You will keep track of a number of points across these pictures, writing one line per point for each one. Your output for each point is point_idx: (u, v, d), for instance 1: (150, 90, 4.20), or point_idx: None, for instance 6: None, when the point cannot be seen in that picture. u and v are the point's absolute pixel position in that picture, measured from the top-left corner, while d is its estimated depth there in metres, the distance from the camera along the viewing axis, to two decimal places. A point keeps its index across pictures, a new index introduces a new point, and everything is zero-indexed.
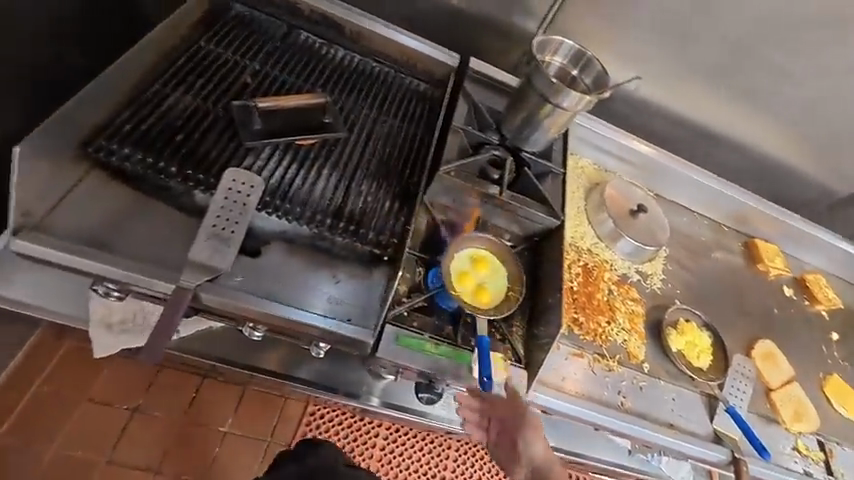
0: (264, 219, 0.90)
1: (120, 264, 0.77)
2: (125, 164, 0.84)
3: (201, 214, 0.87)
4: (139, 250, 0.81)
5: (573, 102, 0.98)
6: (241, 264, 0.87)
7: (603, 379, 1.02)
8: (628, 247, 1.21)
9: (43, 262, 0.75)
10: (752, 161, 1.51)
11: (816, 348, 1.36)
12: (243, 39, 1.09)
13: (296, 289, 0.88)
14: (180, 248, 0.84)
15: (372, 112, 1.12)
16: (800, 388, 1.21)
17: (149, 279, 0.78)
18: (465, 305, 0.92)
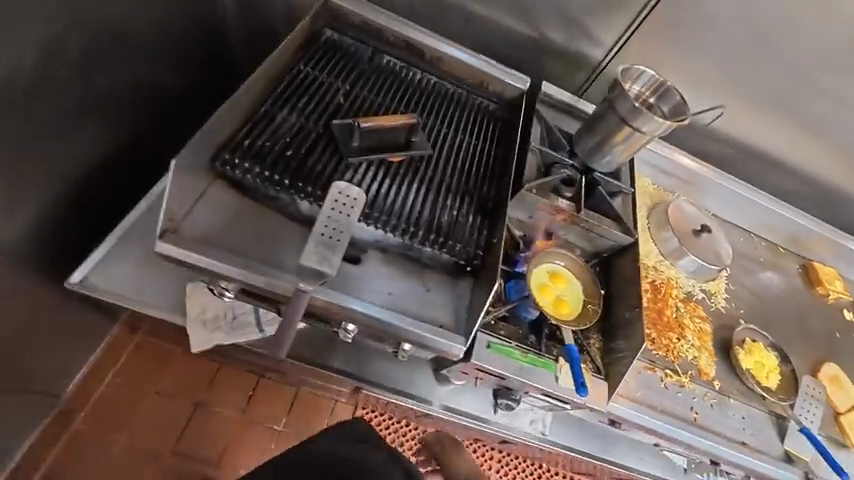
0: (362, 229, 0.97)
1: (246, 267, 0.87)
2: (244, 175, 0.92)
3: (309, 224, 0.95)
4: (259, 254, 0.90)
5: (652, 127, 1.01)
6: (343, 269, 0.95)
7: (675, 394, 1.04)
8: (692, 265, 1.25)
9: (184, 263, 0.85)
10: (813, 186, 1.50)
11: None
12: (336, 63, 1.19)
13: (393, 295, 0.95)
14: (293, 253, 0.92)
15: (450, 131, 1.19)
16: None
17: (271, 281, 0.87)
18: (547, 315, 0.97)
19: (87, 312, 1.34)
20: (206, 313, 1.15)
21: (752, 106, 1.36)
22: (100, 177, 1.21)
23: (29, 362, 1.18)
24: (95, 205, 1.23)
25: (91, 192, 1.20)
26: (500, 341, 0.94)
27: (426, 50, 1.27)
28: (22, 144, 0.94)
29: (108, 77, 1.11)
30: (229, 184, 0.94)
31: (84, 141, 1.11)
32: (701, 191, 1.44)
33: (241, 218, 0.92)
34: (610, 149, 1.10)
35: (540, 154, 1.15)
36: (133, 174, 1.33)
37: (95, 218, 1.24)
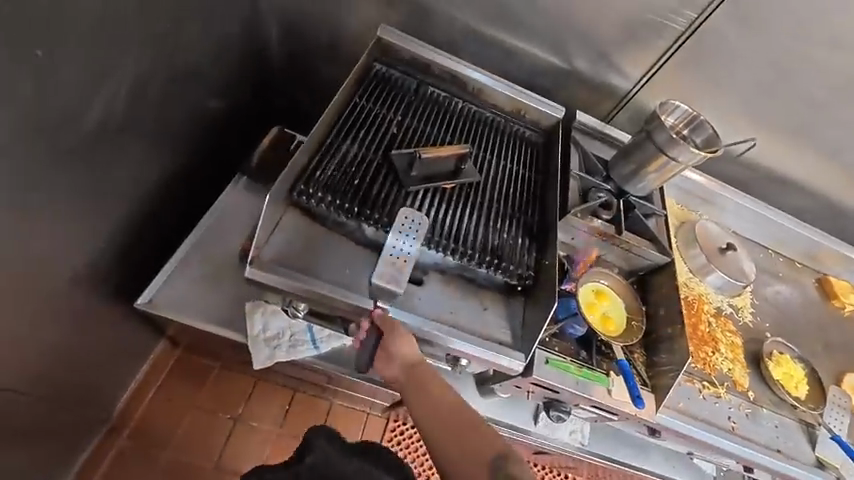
0: (423, 252, 1.05)
1: (326, 290, 0.95)
2: (317, 204, 1.00)
3: (375, 248, 1.03)
4: (335, 277, 0.98)
5: (688, 157, 1.10)
6: (408, 290, 1.02)
7: (714, 405, 1.11)
8: (719, 281, 1.32)
9: (270, 287, 0.94)
10: (824, 204, 1.60)
11: None
12: (386, 95, 1.27)
13: (454, 313, 1.03)
14: (363, 276, 1.00)
15: (494, 158, 1.27)
16: None
17: (348, 302, 0.95)
18: (596, 332, 1.04)
19: (143, 329, 1.40)
20: (266, 333, 1.21)
21: (768, 132, 1.46)
22: (164, 201, 1.29)
23: (95, 378, 1.24)
24: (157, 227, 1.30)
25: (156, 216, 1.27)
26: (555, 356, 1.01)
27: (468, 81, 1.36)
28: (109, 176, 1.01)
29: (178, 110, 1.19)
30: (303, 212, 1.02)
31: (155, 169, 1.19)
32: (723, 210, 1.53)
33: (315, 243, 1.00)
34: (645, 176, 1.18)
35: (579, 179, 1.24)
36: (187, 196, 1.40)
37: (157, 240, 1.31)
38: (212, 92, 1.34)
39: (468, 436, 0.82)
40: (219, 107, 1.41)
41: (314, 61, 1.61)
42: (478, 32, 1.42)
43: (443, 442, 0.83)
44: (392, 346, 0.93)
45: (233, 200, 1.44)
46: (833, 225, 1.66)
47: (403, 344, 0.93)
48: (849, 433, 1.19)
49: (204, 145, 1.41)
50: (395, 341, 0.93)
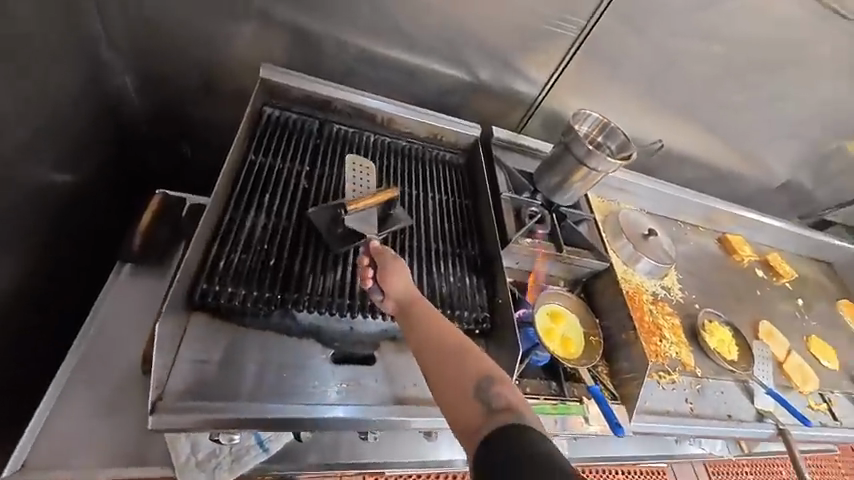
0: (365, 322, 0.93)
1: (264, 411, 0.78)
2: (229, 301, 0.83)
3: (313, 334, 0.90)
4: (272, 389, 0.82)
5: (606, 166, 1.11)
6: (361, 371, 0.90)
7: (671, 392, 1.17)
8: (649, 267, 1.39)
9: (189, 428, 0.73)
10: (711, 171, 1.79)
11: (793, 316, 1.64)
12: (287, 143, 1.11)
13: (418, 385, 0.92)
14: (305, 375, 0.86)
15: (420, 192, 1.18)
16: (799, 356, 1.45)
17: (296, 418, 0.79)
18: (561, 360, 1.01)
19: None
20: (198, 456, 0.97)
21: (658, 117, 1.58)
22: (15, 323, 0.98)
23: None
24: (16, 358, 0.99)
25: (7, 345, 0.96)
26: (528, 399, 0.96)
27: (374, 111, 1.23)
28: None
29: (8, 207, 0.90)
30: (214, 313, 0.84)
31: None
32: (637, 196, 1.62)
33: (236, 352, 0.83)
34: (571, 187, 1.18)
35: (511, 200, 1.21)
36: (51, 304, 1.09)
37: (17, 374, 1.00)
38: (57, 169, 1.05)
39: (461, 358, 0.70)
40: (71, 183, 1.11)
41: (186, 105, 1.35)
42: (374, 54, 1.30)
43: (431, 366, 0.71)
44: (384, 274, 0.84)
45: (116, 294, 1.16)
46: (720, 188, 1.87)
47: (394, 274, 0.83)
48: (774, 378, 1.34)
49: (60, 235, 1.10)
50: (388, 269, 0.85)
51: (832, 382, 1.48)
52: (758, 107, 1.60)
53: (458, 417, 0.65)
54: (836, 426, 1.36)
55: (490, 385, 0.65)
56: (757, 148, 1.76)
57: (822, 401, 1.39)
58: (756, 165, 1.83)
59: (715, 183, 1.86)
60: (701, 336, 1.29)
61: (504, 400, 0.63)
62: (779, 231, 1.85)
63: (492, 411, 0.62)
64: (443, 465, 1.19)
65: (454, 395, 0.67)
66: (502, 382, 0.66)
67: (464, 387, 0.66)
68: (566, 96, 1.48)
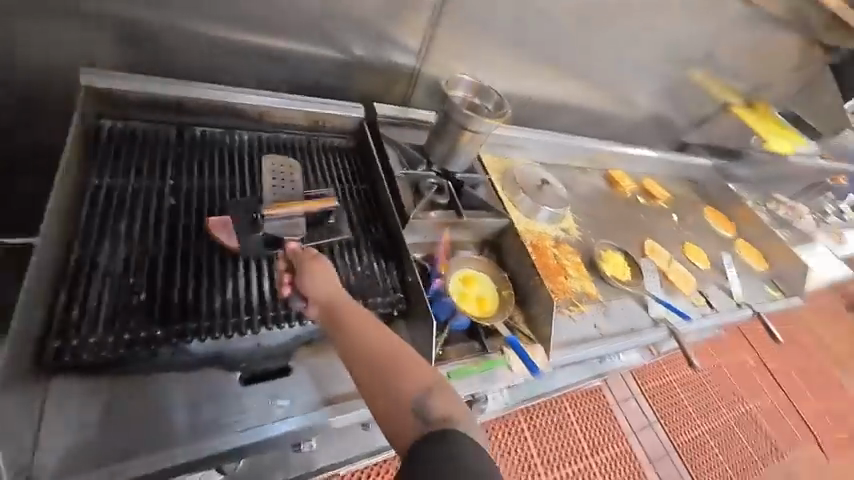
0: (272, 334, 0.87)
1: (169, 457, 0.71)
2: (99, 352, 0.71)
3: (215, 361, 0.82)
4: (179, 430, 0.74)
5: (485, 127, 1.14)
6: (278, 384, 0.85)
7: (581, 321, 1.29)
8: (547, 214, 1.49)
9: None
10: (587, 116, 1.95)
11: (670, 230, 1.89)
12: (141, 158, 0.97)
13: (345, 381, 0.90)
14: (216, 406, 0.79)
15: (310, 184, 1.12)
16: (677, 263, 1.69)
17: (213, 451, 0.74)
18: (478, 319, 1.06)
19: None
20: None
21: (531, 72, 1.66)
22: None
23: None
24: None
25: None
26: (454, 364, 1.00)
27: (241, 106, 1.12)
28: None
29: None
30: (82, 370, 0.72)
31: None
32: (529, 149, 1.72)
33: (124, 404, 0.73)
34: (460, 150, 1.20)
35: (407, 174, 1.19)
36: None
37: None
38: None
39: (397, 366, 0.69)
40: None
41: None
42: (230, 42, 1.16)
43: (366, 374, 0.69)
44: (308, 279, 0.79)
45: None
46: (597, 129, 2.05)
47: (318, 277, 0.79)
48: (661, 287, 1.54)
49: None
50: (314, 274, 0.79)
51: (705, 277, 1.76)
52: (614, 50, 1.75)
53: (391, 425, 0.65)
54: (712, 313, 1.62)
55: (425, 395, 0.66)
56: (620, 88, 1.94)
57: (701, 296, 1.64)
58: (623, 104, 2.03)
59: (593, 126, 2.03)
60: (599, 266, 1.43)
61: (437, 409, 0.65)
62: (650, 160, 2.10)
63: (426, 421, 0.64)
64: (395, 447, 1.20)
65: (387, 403, 0.66)
66: (436, 390, 0.67)
67: (398, 397, 0.66)
68: (445, 63, 1.48)
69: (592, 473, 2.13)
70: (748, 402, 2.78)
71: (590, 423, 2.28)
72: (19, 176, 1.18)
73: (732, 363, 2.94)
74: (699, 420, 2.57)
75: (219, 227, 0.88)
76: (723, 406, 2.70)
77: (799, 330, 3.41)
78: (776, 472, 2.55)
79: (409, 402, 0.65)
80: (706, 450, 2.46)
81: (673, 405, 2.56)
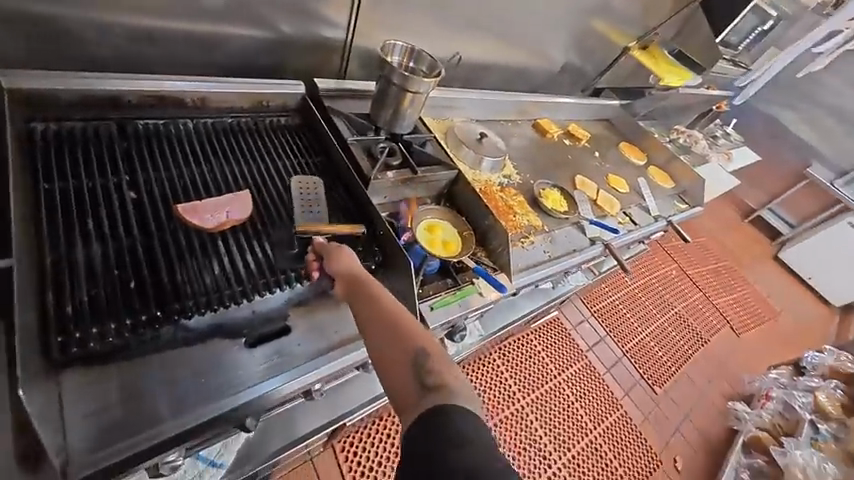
0: (266, 300, 0.94)
1: (200, 417, 0.79)
2: (104, 340, 0.74)
3: (216, 333, 0.88)
4: (197, 397, 0.81)
5: (424, 86, 1.23)
6: (281, 344, 0.93)
7: (533, 250, 1.49)
8: (490, 163, 1.65)
9: (117, 473, 0.69)
10: (510, 72, 2.12)
11: (594, 165, 2.16)
12: (87, 158, 0.95)
13: (340, 331, 1.00)
14: (227, 372, 0.86)
15: (268, 163, 1.16)
16: (604, 191, 1.95)
17: (232, 409, 0.82)
18: (447, 259, 1.20)
19: None
20: None
21: (454, 35, 1.77)
22: None
23: None
24: None
25: None
26: (432, 299, 1.13)
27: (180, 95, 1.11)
28: None
29: None
30: (89, 360, 0.74)
31: None
32: (463, 109, 1.84)
33: (140, 384, 0.77)
34: (404, 113, 1.28)
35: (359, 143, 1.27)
36: None
37: None
38: None
39: (405, 335, 0.73)
40: None
41: None
42: (152, 31, 1.13)
43: (379, 340, 0.74)
44: (334, 262, 0.88)
45: None
46: (521, 83, 2.23)
47: (340, 260, 0.88)
48: (593, 212, 1.79)
49: None
50: (339, 259, 0.88)
51: (627, 201, 2.05)
52: (525, 6, 1.90)
53: (395, 389, 0.68)
54: (636, 228, 1.91)
55: (430, 365, 0.68)
56: (536, 43, 2.12)
57: (626, 216, 1.93)
58: (540, 57, 2.22)
59: (517, 81, 2.21)
60: (540, 202, 1.63)
61: (440, 381, 0.66)
62: (571, 106, 2.33)
63: (427, 389, 0.65)
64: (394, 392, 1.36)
65: (396, 368, 0.70)
66: (441, 363, 0.69)
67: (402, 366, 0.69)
68: (374, 33, 1.54)
69: (561, 388, 2.44)
70: (675, 306, 3.29)
71: (553, 348, 2.58)
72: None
73: (659, 276, 3.43)
74: (640, 328, 3.00)
75: (190, 211, 0.93)
76: (657, 313, 3.17)
77: (707, 240, 4.01)
78: (703, 356, 3.08)
79: (414, 369, 0.68)
80: (649, 350, 2.90)
81: (618, 320, 2.96)
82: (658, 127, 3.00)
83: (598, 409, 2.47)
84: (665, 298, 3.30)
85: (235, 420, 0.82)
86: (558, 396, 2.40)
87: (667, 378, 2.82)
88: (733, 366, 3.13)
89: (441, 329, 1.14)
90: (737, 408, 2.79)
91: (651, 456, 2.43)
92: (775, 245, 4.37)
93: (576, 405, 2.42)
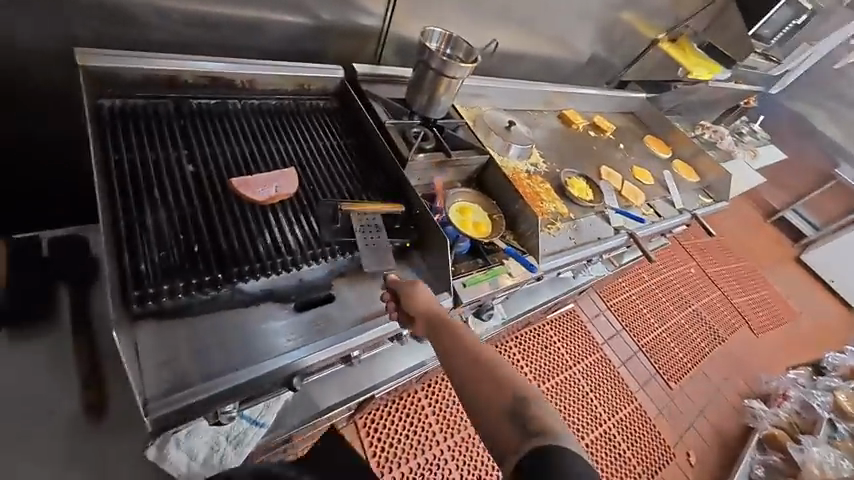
0: (312, 270, 1.00)
1: (258, 369, 0.84)
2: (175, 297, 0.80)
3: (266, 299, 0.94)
4: (250, 353, 0.86)
5: (461, 72, 1.26)
6: (324, 311, 0.99)
7: (558, 236, 1.52)
8: (518, 150, 1.68)
9: (185, 417, 0.76)
10: (537, 63, 2.13)
11: (619, 157, 2.16)
12: (150, 133, 1.02)
13: (377, 303, 1.05)
14: (275, 334, 0.91)
15: (310, 143, 1.21)
16: (629, 182, 1.96)
17: (280, 366, 0.86)
18: (478, 239, 1.24)
19: None
20: (197, 457, 0.99)
21: (484, 25, 1.79)
22: None
23: None
24: None
25: None
26: (464, 277, 1.18)
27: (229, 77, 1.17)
28: None
29: None
30: (160, 316, 0.81)
31: None
32: (490, 98, 1.86)
33: (201, 338, 0.84)
34: (439, 99, 1.32)
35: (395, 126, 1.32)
36: None
37: None
38: None
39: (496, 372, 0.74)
40: None
41: None
42: (203, 16, 1.19)
43: (468, 379, 0.75)
44: (414, 303, 0.92)
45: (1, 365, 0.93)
46: (548, 74, 2.24)
47: (419, 297, 0.93)
48: (617, 202, 1.81)
49: None
50: (418, 299, 0.93)
51: (651, 193, 2.05)
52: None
53: (494, 430, 0.67)
54: (660, 219, 1.92)
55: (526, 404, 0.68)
56: (564, 34, 2.13)
57: (650, 208, 1.94)
58: (567, 49, 2.22)
59: (543, 72, 2.22)
60: (566, 190, 1.66)
61: (537, 421, 0.66)
62: (596, 98, 2.33)
63: (528, 430, 0.65)
64: (420, 368, 1.42)
65: (491, 408, 0.69)
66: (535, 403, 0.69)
67: (497, 401, 0.70)
68: (408, 22, 1.57)
69: (576, 379, 2.47)
70: (693, 304, 3.27)
71: (569, 339, 2.61)
72: (1, 178, 1.16)
73: (677, 273, 3.41)
74: (656, 323, 3.00)
75: (243, 186, 0.99)
76: (674, 309, 3.16)
77: (727, 239, 3.96)
78: (720, 355, 3.07)
79: (510, 406, 0.68)
80: (665, 346, 2.90)
81: (635, 315, 2.97)
82: (683, 122, 2.97)
83: (613, 401, 2.49)
84: (683, 295, 3.29)
85: (284, 377, 0.88)
86: (573, 386, 2.43)
87: (683, 374, 2.83)
88: (750, 364, 3.11)
89: (471, 306, 1.18)
90: (754, 406, 2.75)
91: (665, 449, 2.45)
92: (797, 246, 4.29)
93: (591, 396, 2.45)
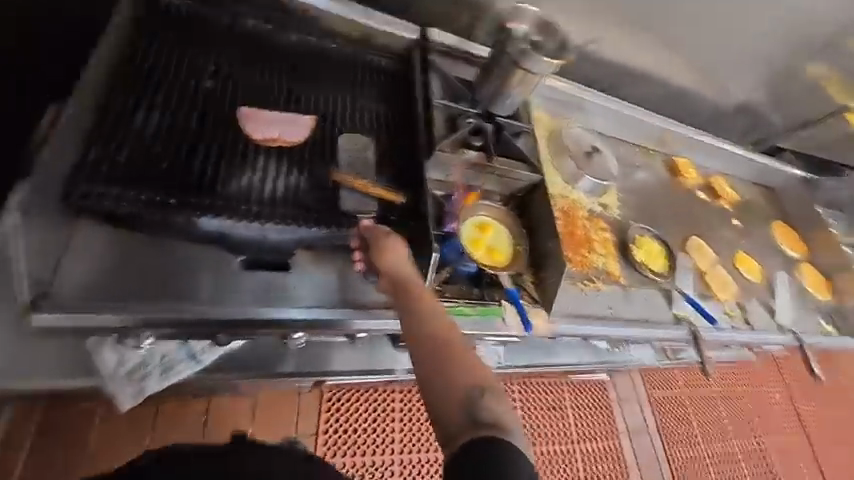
0: (278, 230, 0.87)
1: (165, 313, 0.79)
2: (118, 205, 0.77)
3: (216, 242, 0.87)
4: (170, 292, 0.82)
5: (541, 67, 1.07)
6: (275, 278, 0.90)
7: (594, 298, 1.23)
8: (589, 184, 1.39)
9: (90, 325, 0.74)
10: (665, 91, 1.75)
11: (726, 235, 1.71)
12: (189, 39, 0.99)
13: (337, 293, 0.93)
14: (208, 284, 0.85)
15: (347, 99, 1.09)
16: (722, 268, 1.54)
17: (191, 319, 0.80)
18: (483, 267, 1.04)
19: None
20: (125, 367, 1.00)
21: (609, 29, 1.49)
22: None
23: None
24: None
25: None
26: (445, 302, 1.00)
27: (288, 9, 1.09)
28: None
29: None
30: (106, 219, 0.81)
31: None
32: (586, 114, 1.56)
33: (133, 257, 0.81)
34: (510, 90, 1.11)
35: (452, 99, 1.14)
36: None
37: None
38: None
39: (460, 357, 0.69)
40: None
41: None
42: None
43: (428, 358, 0.69)
44: (383, 257, 0.82)
45: None
46: (676, 109, 1.83)
47: (389, 253, 0.82)
48: (694, 287, 1.43)
49: None
50: (389, 253, 0.82)
51: (749, 291, 1.60)
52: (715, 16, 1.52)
53: (442, 417, 0.64)
54: (745, 328, 1.48)
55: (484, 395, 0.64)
56: (712, 66, 1.70)
57: (737, 309, 1.51)
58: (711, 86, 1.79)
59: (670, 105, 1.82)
60: (630, 249, 1.34)
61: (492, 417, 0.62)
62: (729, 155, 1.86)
63: (478, 426, 0.61)
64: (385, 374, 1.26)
65: (446, 394, 0.65)
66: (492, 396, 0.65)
67: (456, 388, 0.65)
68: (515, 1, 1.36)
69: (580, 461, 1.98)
70: None
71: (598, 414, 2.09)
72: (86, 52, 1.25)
73: None
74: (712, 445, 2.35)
75: (251, 118, 0.93)
76: None
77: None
78: None
79: (466, 395, 0.64)
80: None
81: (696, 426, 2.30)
82: None
83: None
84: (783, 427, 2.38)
85: (194, 331, 0.82)
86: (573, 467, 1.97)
87: None
88: None
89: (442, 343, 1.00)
90: None
91: None
92: None
93: None
